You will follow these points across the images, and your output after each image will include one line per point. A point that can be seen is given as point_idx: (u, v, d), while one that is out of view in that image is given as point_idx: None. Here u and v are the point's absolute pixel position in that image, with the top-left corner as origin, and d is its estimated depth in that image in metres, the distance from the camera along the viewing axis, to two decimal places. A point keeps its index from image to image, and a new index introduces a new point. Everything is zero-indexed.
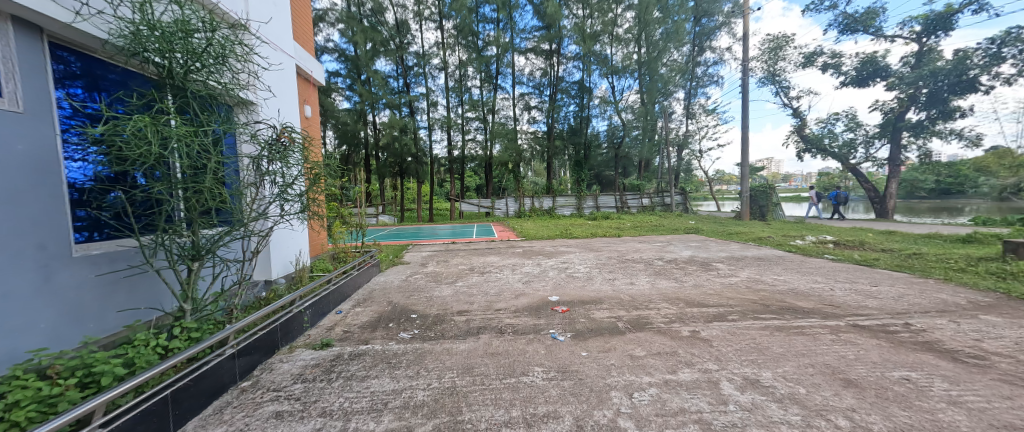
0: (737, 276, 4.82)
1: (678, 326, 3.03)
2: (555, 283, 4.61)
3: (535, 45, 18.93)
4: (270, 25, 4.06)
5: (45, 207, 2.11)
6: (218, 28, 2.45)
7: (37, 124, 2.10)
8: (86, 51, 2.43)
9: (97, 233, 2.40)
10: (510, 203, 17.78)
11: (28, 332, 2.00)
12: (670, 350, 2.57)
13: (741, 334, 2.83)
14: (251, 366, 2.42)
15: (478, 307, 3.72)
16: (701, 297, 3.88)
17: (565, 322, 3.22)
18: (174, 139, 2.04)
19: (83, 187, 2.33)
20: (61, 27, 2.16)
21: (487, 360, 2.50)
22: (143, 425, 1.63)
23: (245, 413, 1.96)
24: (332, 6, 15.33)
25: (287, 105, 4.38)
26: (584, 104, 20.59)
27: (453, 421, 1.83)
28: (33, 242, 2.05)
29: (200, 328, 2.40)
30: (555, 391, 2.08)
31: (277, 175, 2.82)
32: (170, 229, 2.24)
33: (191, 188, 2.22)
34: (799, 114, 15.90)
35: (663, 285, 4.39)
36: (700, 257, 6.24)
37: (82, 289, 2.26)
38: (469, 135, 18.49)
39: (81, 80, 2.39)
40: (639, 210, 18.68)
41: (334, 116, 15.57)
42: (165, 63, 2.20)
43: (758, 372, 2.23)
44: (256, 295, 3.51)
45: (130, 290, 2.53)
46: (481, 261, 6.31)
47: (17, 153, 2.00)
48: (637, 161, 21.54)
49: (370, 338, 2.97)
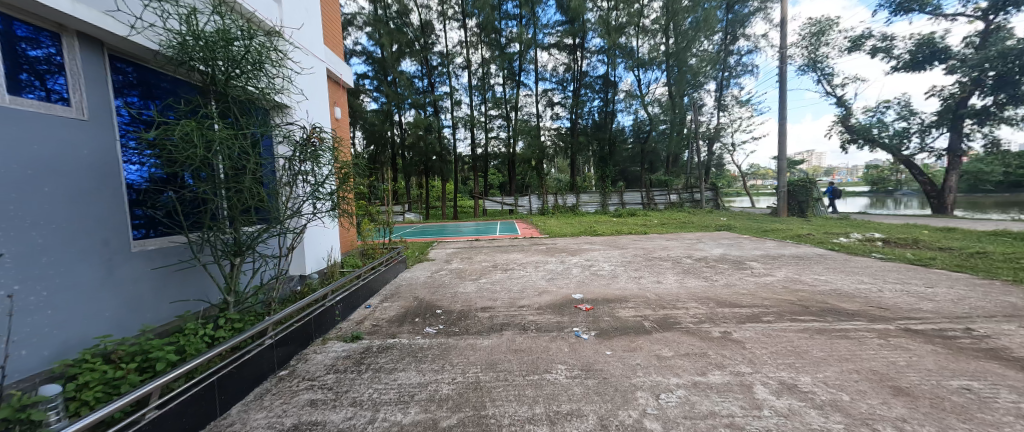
0: (774, 275, 4.56)
1: (707, 326, 2.92)
2: (579, 281, 4.55)
3: (558, 40, 18.78)
4: (302, 30, 4.24)
5: (110, 205, 2.29)
6: (256, 36, 2.56)
7: (100, 130, 2.28)
8: (140, 62, 2.62)
9: (153, 230, 2.58)
10: (533, 200, 17.70)
11: (95, 320, 2.18)
12: (699, 351, 2.48)
13: (777, 336, 2.69)
14: (289, 356, 2.56)
15: (502, 304, 3.74)
16: (733, 296, 3.72)
17: (589, 321, 3.17)
18: (217, 142, 2.18)
19: (140, 188, 2.51)
20: (116, 40, 2.34)
21: (511, 356, 2.52)
22: (191, 411, 1.76)
23: (283, 400, 2.07)
24: (360, 10, 15.80)
25: (319, 107, 4.58)
26: (609, 99, 20.26)
27: (477, 415, 1.85)
28: (97, 238, 2.22)
29: (242, 319, 2.58)
30: (578, 389, 2.06)
31: (309, 174, 2.92)
32: (215, 227, 2.43)
33: (233, 187, 2.38)
34: (843, 103, 14.80)
35: (693, 284, 4.23)
36: (732, 256, 5.97)
37: (139, 282, 2.44)
38: (492, 133, 18.87)
39: (137, 89, 2.58)
40: (667, 206, 18.15)
41: (363, 117, 16.24)
42: (209, 71, 2.35)
43: (796, 376, 2.12)
44: (292, 288, 3.70)
45: (181, 283, 2.74)
46: (505, 258, 6.33)
47: (86, 158, 2.19)
48: (664, 156, 20.81)
49: (396, 332, 3.05)
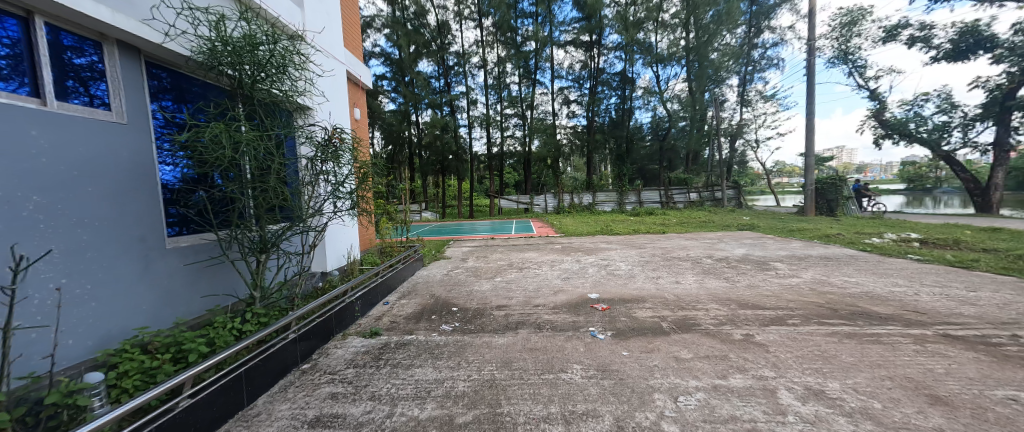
0: (800, 277, 4.39)
1: (729, 328, 2.84)
2: (595, 281, 4.50)
3: (575, 37, 18.61)
4: (323, 33, 4.35)
5: (147, 204, 2.42)
6: (279, 40, 2.65)
7: (137, 133, 2.41)
8: (174, 67, 2.75)
9: (185, 228, 2.71)
10: (549, 199, 17.62)
11: (134, 312, 2.31)
12: (720, 353, 2.41)
13: (804, 340, 2.59)
14: (311, 351, 2.64)
15: (517, 302, 3.74)
16: (757, 298, 3.59)
17: (605, 321, 3.13)
18: (243, 144, 2.28)
19: (174, 188, 2.64)
20: (151, 47, 2.46)
21: (526, 355, 2.52)
22: (220, 400, 1.85)
23: (306, 392, 2.14)
24: (378, 12, 16.08)
25: (340, 108, 4.70)
26: (626, 96, 19.94)
27: (493, 413, 1.87)
28: (136, 235, 2.34)
29: (268, 313, 2.68)
30: (594, 389, 2.05)
31: (330, 174, 3.00)
32: (242, 225, 2.54)
33: (259, 187, 2.48)
34: (877, 96, 14.07)
35: (714, 285, 4.12)
36: (755, 256, 5.78)
37: (172, 277, 2.57)
38: (508, 131, 18.91)
39: (171, 94, 2.71)
40: (687, 205, 17.74)
41: (381, 118, 16.55)
42: (237, 75, 2.45)
43: (823, 382, 2.03)
44: (314, 285, 3.82)
45: (211, 278, 2.86)
46: (520, 257, 6.33)
47: (126, 160, 2.31)
48: (684, 154, 20.32)
49: (413, 329, 3.10)
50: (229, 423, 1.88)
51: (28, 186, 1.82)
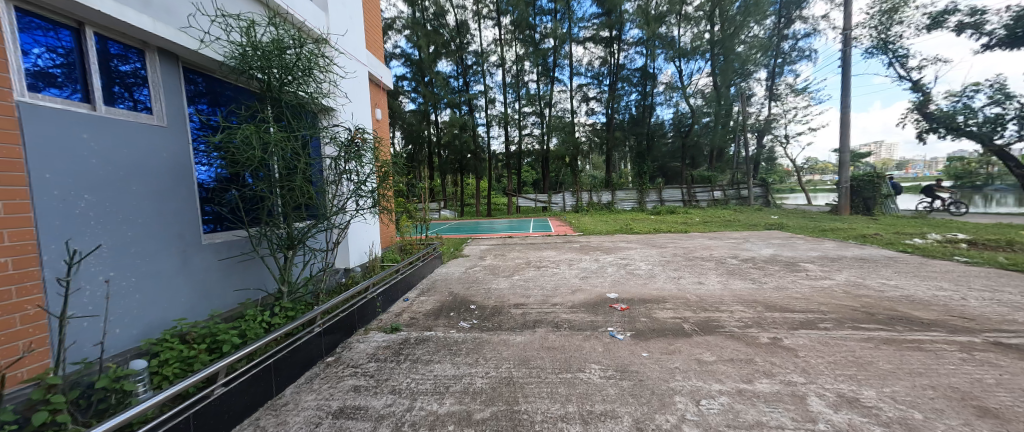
0: (833, 279, 4.18)
1: (755, 331, 2.74)
2: (614, 280, 4.44)
3: (594, 33, 18.37)
4: (347, 36, 4.47)
5: (185, 202, 2.56)
6: (305, 44, 2.74)
7: (176, 135, 2.54)
8: (209, 72, 2.89)
9: (219, 225, 2.86)
10: (567, 197, 17.47)
11: (175, 304, 2.46)
12: (745, 357, 2.33)
13: (836, 345, 2.47)
14: (335, 344, 2.73)
15: (535, 301, 3.74)
16: (785, 300, 3.45)
17: (625, 321, 3.09)
18: (272, 144, 2.38)
19: (209, 187, 2.79)
20: (187, 53, 2.60)
21: (544, 353, 2.51)
22: (252, 388, 1.95)
23: (330, 384, 2.23)
24: (399, 14, 16.36)
25: (362, 109, 4.81)
26: (647, 92, 19.52)
27: (510, 410, 1.88)
28: (175, 231, 2.48)
29: (295, 307, 2.79)
30: (613, 390, 2.02)
31: (353, 173, 3.08)
32: (271, 222, 2.66)
33: (286, 186, 2.59)
34: (920, 87, 13.17)
35: (739, 286, 3.98)
36: (784, 256, 5.55)
37: (208, 271, 2.71)
38: (526, 130, 18.87)
39: (205, 97, 2.85)
40: (711, 204, 17.20)
41: (401, 118, 16.84)
42: (266, 79, 2.56)
43: (857, 389, 1.93)
44: (338, 280, 3.95)
45: (242, 273, 3.01)
46: (538, 255, 6.32)
47: (167, 160, 2.45)
48: (708, 151, 19.68)
49: (433, 325, 3.16)
50: (260, 410, 1.97)
51: (80, 185, 1.96)
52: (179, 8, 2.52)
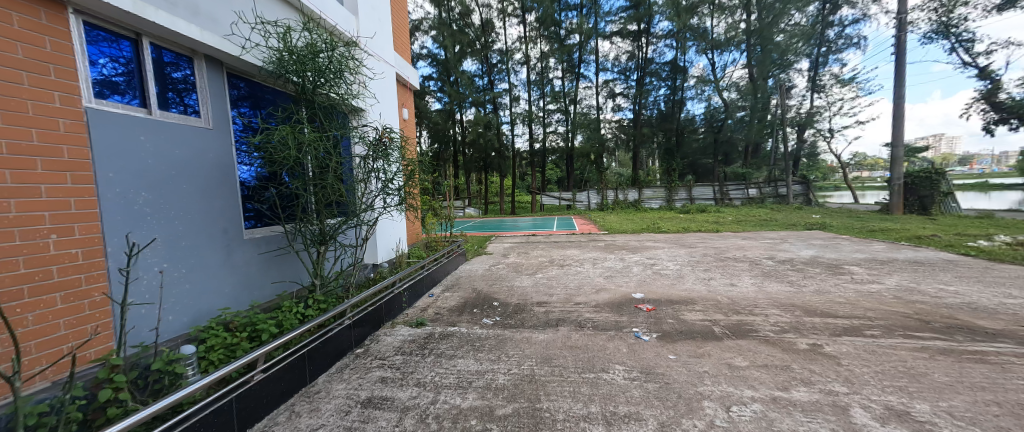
0: (881, 283, 3.88)
1: (792, 337, 2.59)
2: (640, 280, 4.33)
3: (621, 27, 17.97)
4: (375, 39, 4.61)
5: (228, 199, 2.72)
6: (337, 47, 2.84)
7: (220, 136, 2.71)
8: (250, 78, 3.07)
9: (259, 221, 3.03)
10: (592, 195, 17.20)
11: (219, 294, 2.63)
12: (780, 363, 2.21)
13: (884, 354, 2.29)
14: (363, 337, 2.83)
15: (558, 299, 3.72)
16: (827, 305, 3.23)
17: (651, 322, 3.01)
18: (306, 144, 2.49)
19: (250, 185, 2.96)
20: (231, 60, 2.76)
21: (567, 352, 2.49)
22: (288, 375, 2.05)
23: (359, 374, 2.31)
24: (426, 15, 16.68)
25: (390, 109, 4.95)
26: (677, 86, 18.88)
27: (532, 407, 1.88)
28: (220, 226, 2.65)
29: (327, 300, 2.92)
30: (637, 392, 1.98)
31: (380, 171, 3.18)
32: (305, 218, 2.79)
33: (319, 184, 2.71)
34: (988, 74, 11.93)
35: (774, 289, 3.77)
36: (826, 258, 5.20)
37: (249, 264, 2.88)
38: (551, 127, 18.75)
39: (247, 101, 3.03)
40: (745, 202, 16.39)
41: (427, 117, 17.16)
42: (301, 82, 2.68)
43: (908, 402, 1.78)
44: (366, 275, 4.09)
45: (279, 266, 3.17)
46: (562, 254, 6.27)
47: (213, 160, 2.62)
48: (742, 147, 18.75)
49: (457, 321, 3.21)
50: (295, 397, 2.08)
51: (138, 183, 2.13)
52: (223, 17, 2.67)
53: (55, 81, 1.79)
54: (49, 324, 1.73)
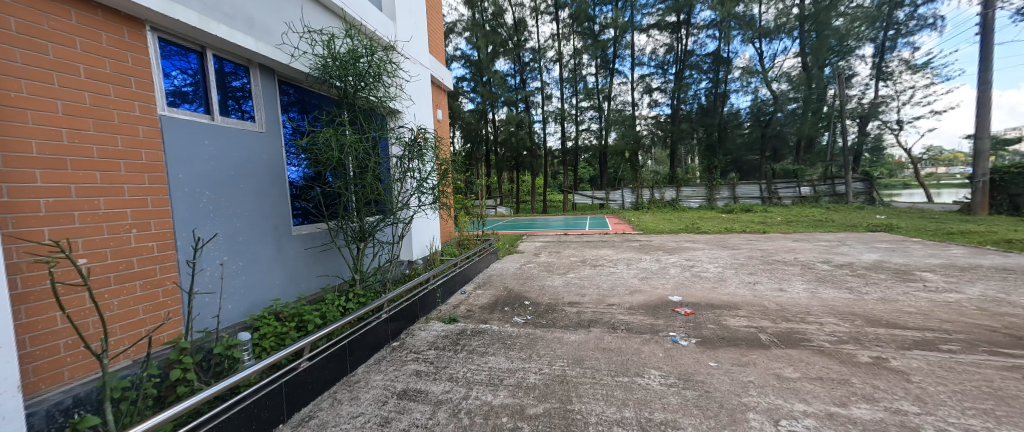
0: (961, 292, 3.44)
1: (851, 348, 2.37)
2: (677, 282, 4.15)
3: (659, 19, 17.31)
4: (412, 42, 4.76)
5: (279, 198, 2.92)
6: (376, 52, 2.96)
7: (272, 139, 2.90)
8: (298, 84, 3.27)
9: (305, 219, 3.24)
10: (627, 194, 16.73)
11: (271, 286, 2.82)
12: (838, 377, 2.03)
13: (965, 372, 2.03)
14: (399, 331, 2.94)
15: (590, 300, 3.65)
16: (893, 315, 2.92)
17: (689, 326, 2.88)
18: (348, 146, 2.63)
19: (298, 184, 3.16)
20: (282, 67, 2.96)
21: (599, 354, 2.44)
22: (330, 364, 2.17)
23: (396, 367, 2.40)
24: (460, 17, 16.97)
25: (425, 110, 5.10)
26: (720, 79, 17.89)
27: (563, 408, 1.85)
28: (272, 223, 2.85)
29: (366, 294, 3.06)
30: (675, 399, 1.90)
31: (415, 171, 3.27)
32: (346, 216, 2.94)
33: (359, 184, 2.85)
34: None
35: (830, 296, 3.47)
36: (892, 263, 4.71)
37: (297, 258, 3.08)
38: (584, 125, 18.45)
39: (295, 106, 3.24)
40: (796, 201, 15.22)
41: (461, 118, 17.47)
42: (343, 86, 2.82)
43: (996, 428, 1.57)
44: (402, 271, 4.23)
45: (322, 261, 3.37)
46: (595, 254, 6.15)
47: (266, 161, 2.82)
48: (794, 141, 17.42)
49: (488, 318, 3.25)
50: (336, 385, 2.20)
51: (203, 183, 2.33)
52: (275, 27, 2.87)
53: (135, 92, 2.00)
54: (130, 309, 1.94)
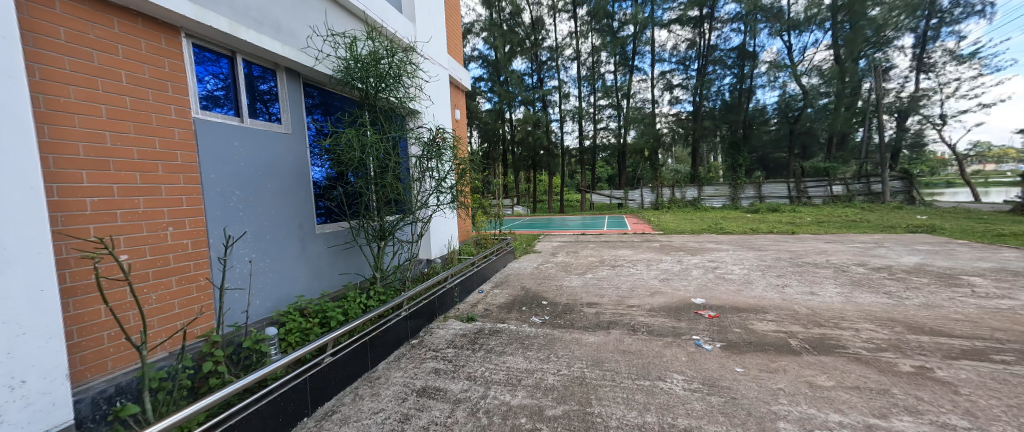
0: (1016, 298, 3.19)
1: (891, 357, 2.23)
2: (700, 284, 4.03)
3: (680, 14, 16.92)
4: (431, 43, 4.81)
5: (303, 197, 3.00)
6: (396, 54, 2.99)
7: (297, 140, 2.99)
8: (322, 87, 3.36)
9: (328, 218, 3.32)
10: (646, 194, 16.42)
11: (295, 283, 2.91)
12: (877, 387, 1.91)
13: (1022, 385, 1.88)
14: (418, 328, 2.98)
15: (609, 301, 3.59)
16: (938, 322, 2.74)
17: (713, 330, 2.78)
18: (368, 146, 2.68)
19: (321, 184, 3.24)
20: (307, 70, 3.04)
21: (619, 357, 2.39)
22: (352, 360, 2.21)
23: (415, 364, 2.43)
24: (477, 18, 17.06)
25: (444, 111, 5.15)
26: (745, 74, 17.32)
27: (582, 411, 1.83)
28: (297, 222, 2.93)
29: (386, 292, 3.11)
30: (699, 405, 1.84)
31: (434, 171, 3.29)
32: (367, 215, 3.00)
33: (379, 183, 2.89)
34: None
35: (867, 300, 3.28)
36: (936, 267, 4.42)
37: (320, 256, 3.16)
38: (602, 123, 18.21)
39: (319, 108, 3.32)
40: (827, 200, 14.54)
41: (478, 117, 17.55)
42: (364, 87, 2.87)
43: None
44: (421, 269, 4.29)
45: (345, 259, 3.45)
46: (614, 254, 6.05)
47: (291, 162, 2.90)
48: (824, 138, 16.65)
49: (506, 318, 3.24)
50: (358, 381, 2.25)
51: (233, 183, 2.42)
52: (300, 32, 2.96)
53: (172, 96, 2.10)
54: (166, 304, 2.03)
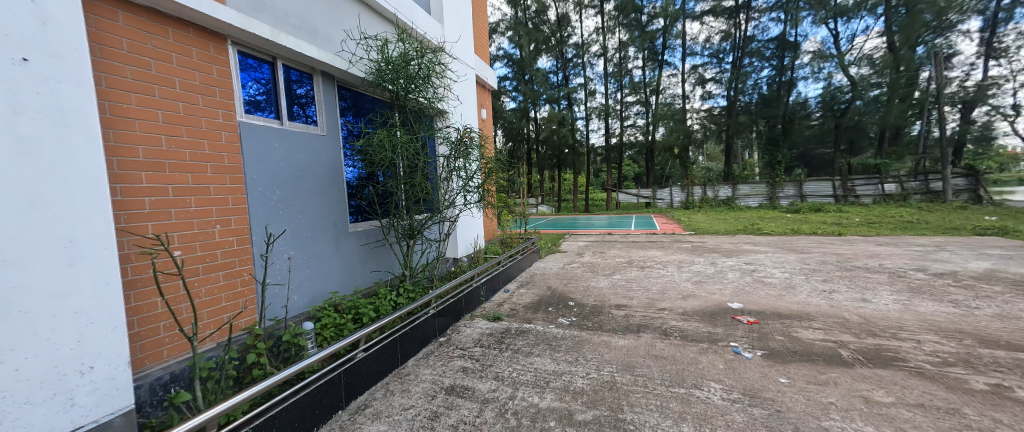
0: None
1: (960, 373, 2.02)
2: (737, 288, 3.83)
3: (713, 5, 16.23)
4: (459, 43, 4.85)
5: (337, 196, 3.09)
6: (425, 55, 3.03)
7: (332, 141, 3.09)
8: (355, 89, 3.45)
9: (360, 216, 3.41)
10: (675, 192, 15.89)
11: (330, 279, 3.01)
12: (945, 405, 1.74)
13: None
14: (446, 326, 3.01)
15: (639, 303, 3.49)
16: (1015, 336, 2.46)
17: (753, 337, 2.64)
18: (399, 146, 2.74)
19: (354, 184, 3.34)
20: (341, 74, 3.14)
21: (651, 362, 2.31)
22: (383, 356, 2.26)
23: (443, 362, 2.46)
24: (502, 17, 17.08)
25: (471, 110, 5.18)
26: (784, 66, 16.38)
27: (614, 417, 1.77)
28: (331, 220, 3.03)
29: (414, 290, 3.17)
30: (740, 416, 1.74)
31: (461, 170, 3.31)
32: (397, 214, 3.07)
33: (409, 183, 2.94)
34: None
35: (928, 309, 3.00)
36: (1010, 273, 3.99)
37: (353, 253, 3.26)
38: (629, 120, 17.77)
39: (351, 110, 3.41)
40: (877, 200, 13.51)
41: (503, 117, 17.59)
42: (395, 89, 2.93)
43: None
44: (448, 268, 4.34)
45: (375, 256, 3.54)
46: (642, 255, 5.88)
47: (326, 162, 3.00)
48: (875, 132, 15.46)
49: (532, 318, 3.22)
50: (389, 376, 2.29)
51: (273, 183, 2.53)
52: (335, 36, 3.05)
53: (219, 101, 2.22)
54: (214, 297, 2.15)
